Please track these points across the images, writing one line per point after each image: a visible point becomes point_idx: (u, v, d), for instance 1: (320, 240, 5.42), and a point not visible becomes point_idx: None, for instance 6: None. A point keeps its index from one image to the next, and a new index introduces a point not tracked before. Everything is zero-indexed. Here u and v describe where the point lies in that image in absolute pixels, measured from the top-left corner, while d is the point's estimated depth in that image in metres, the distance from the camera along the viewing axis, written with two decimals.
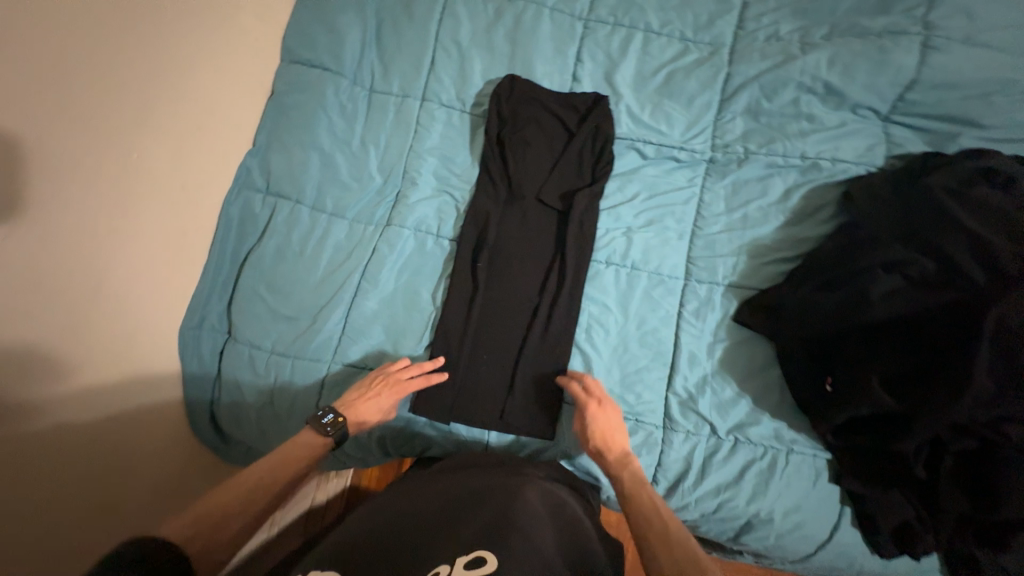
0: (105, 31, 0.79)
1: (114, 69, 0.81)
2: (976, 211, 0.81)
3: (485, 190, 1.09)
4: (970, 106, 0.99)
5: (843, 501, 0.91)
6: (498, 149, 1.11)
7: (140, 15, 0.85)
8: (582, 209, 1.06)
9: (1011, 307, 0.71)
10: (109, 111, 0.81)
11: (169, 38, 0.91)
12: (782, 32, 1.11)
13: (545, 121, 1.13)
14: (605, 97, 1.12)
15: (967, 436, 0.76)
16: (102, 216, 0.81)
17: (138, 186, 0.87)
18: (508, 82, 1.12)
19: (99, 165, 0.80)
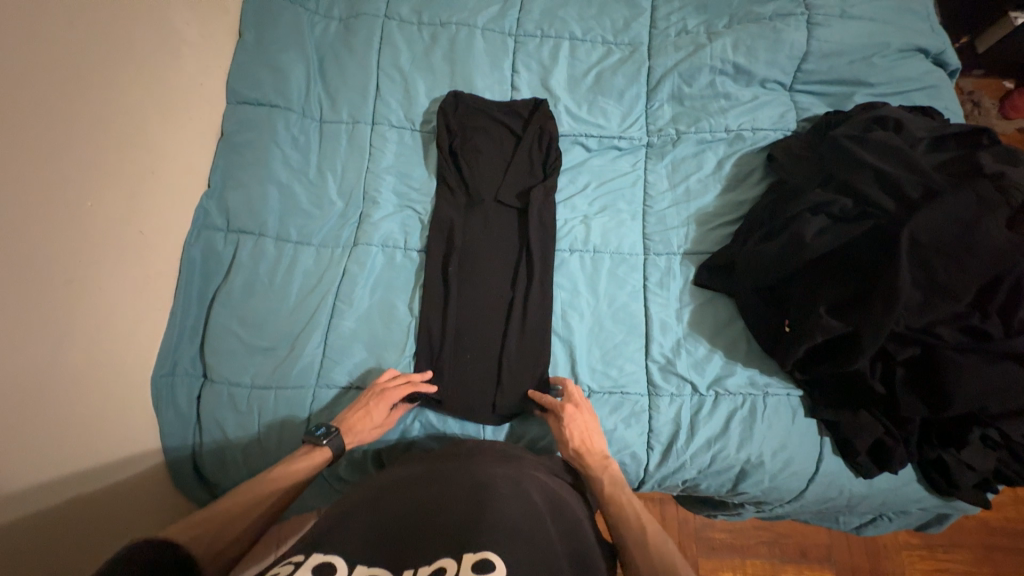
0: (57, 82, 0.80)
1: (64, 120, 0.81)
2: (876, 151, 0.93)
3: (445, 200, 1.13)
4: (857, 69, 1.14)
5: (822, 432, 0.97)
6: (452, 160, 1.16)
7: (91, 65, 0.86)
8: (540, 204, 1.13)
9: (918, 223, 0.81)
10: (65, 159, 0.80)
11: (118, 85, 0.92)
12: (690, 26, 1.24)
13: (492, 129, 1.20)
14: (544, 101, 1.21)
15: (909, 344, 0.85)
16: (63, 268, 0.79)
17: (97, 234, 0.85)
18: (452, 98, 1.19)
19: (59, 213, 0.79)
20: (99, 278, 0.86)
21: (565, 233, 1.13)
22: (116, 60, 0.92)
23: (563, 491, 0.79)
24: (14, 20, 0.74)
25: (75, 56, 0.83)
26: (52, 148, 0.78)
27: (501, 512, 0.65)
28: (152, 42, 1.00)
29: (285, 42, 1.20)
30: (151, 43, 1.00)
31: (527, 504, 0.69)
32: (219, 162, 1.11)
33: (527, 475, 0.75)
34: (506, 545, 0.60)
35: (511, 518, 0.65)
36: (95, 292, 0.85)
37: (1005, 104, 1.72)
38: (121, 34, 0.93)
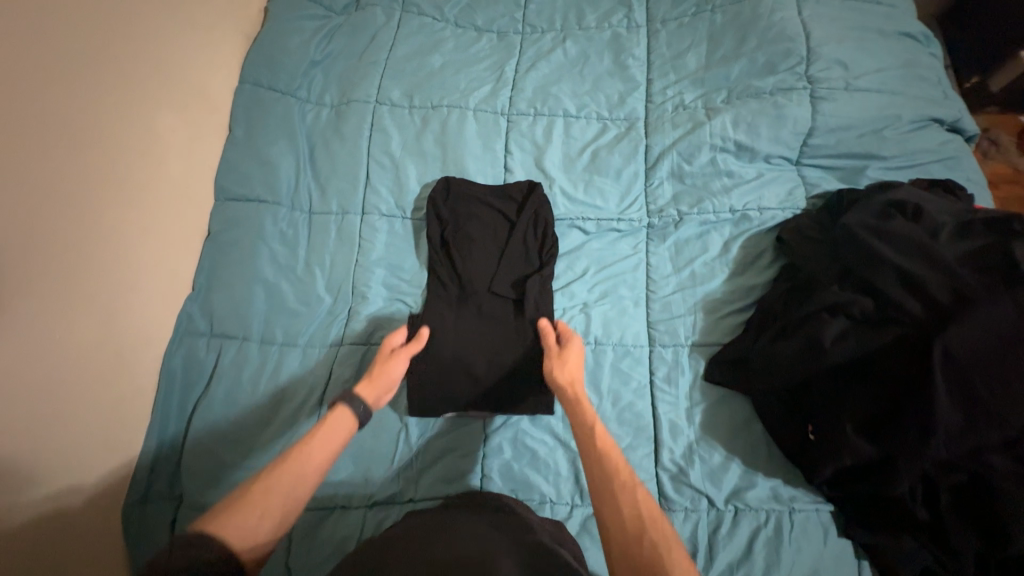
0: (36, 219, 0.79)
1: (33, 251, 0.78)
2: (897, 245, 0.85)
3: (437, 293, 1.08)
4: (867, 142, 1.08)
5: (859, 554, 0.85)
6: (444, 251, 1.12)
7: (74, 192, 0.86)
8: (536, 294, 1.06)
9: (954, 338, 0.73)
10: (36, 295, 0.78)
11: (103, 205, 0.91)
12: (687, 100, 1.19)
13: (485, 215, 1.15)
14: (539, 183, 1.17)
15: (955, 470, 0.76)
16: (21, 407, 0.76)
17: (67, 362, 0.83)
18: (441, 185, 1.16)
19: (29, 351, 0.77)
20: (62, 408, 0.82)
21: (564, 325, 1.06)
22: (97, 179, 0.90)
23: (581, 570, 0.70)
24: None
25: (51, 184, 0.82)
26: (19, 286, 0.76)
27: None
28: (140, 152, 0.99)
29: (275, 133, 1.19)
30: (138, 153, 0.99)
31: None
32: (205, 263, 1.08)
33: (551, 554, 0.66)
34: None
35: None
36: (56, 424, 0.81)
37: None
38: (105, 151, 0.92)
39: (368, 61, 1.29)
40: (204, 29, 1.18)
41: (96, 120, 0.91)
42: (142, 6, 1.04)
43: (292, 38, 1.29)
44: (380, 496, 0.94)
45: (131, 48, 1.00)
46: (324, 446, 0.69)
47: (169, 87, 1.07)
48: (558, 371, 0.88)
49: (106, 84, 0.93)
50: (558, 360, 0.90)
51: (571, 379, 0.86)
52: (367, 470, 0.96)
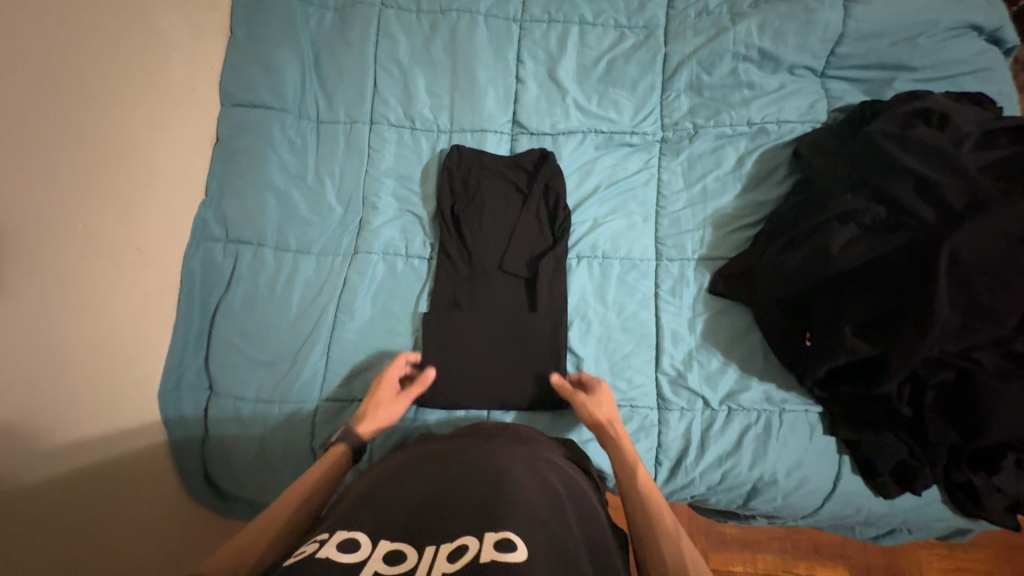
0: (56, 113, 0.79)
1: (51, 142, 0.79)
2: (918, 153, 0.84)
3: (449, 237, 1.06)
4: (899, 51, 1.03)
5: (841, 450, 0.93)
6: (454, 227, 1.08)
7: (87, 92, 0.85)
8: (550, 274, 1.04)
9: (962, 239, 0.74)
10: (63, 189, 0.80)
11: (115, 106, 0.90)
12: (712, 5, 1.12)
13: (497, 188, 1.10)
14: (552, 153, 1.10)
15: (943, 367, 0.79)
16: (60, 295, 0.79)
17: (98, 258, 0.86)
18: (454, 154, 1.10)
19: (63, 243, 0.80)
20: (95, 300, 0.86)
21: (575, 237, 1.08)
22: (103, 73, 0.88)
23: (581, 483, 0.75)
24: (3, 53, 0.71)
25: (66, 76, 0.81)
26: (43, 177, 0.77)
27: (520, 496, 0.63)
28: (140, 48, 0.96)
29: (277, 37, 1.14)
30: (138, 50, 0.96)
31: (546, 491, 0.66)
32: (215, 171, 1.08)
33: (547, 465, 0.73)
34: (526, 533, 0.57)
35: (530, 505, 0.62)
36: (94, 313, 0.85)
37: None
38: (106, 45, 0.89)
39: None
40: None
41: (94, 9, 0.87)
42: None
43: None
44: None
45: None
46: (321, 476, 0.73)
47: None
48: (592, 409, 0.87)
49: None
50: (591, 399, 0.88)
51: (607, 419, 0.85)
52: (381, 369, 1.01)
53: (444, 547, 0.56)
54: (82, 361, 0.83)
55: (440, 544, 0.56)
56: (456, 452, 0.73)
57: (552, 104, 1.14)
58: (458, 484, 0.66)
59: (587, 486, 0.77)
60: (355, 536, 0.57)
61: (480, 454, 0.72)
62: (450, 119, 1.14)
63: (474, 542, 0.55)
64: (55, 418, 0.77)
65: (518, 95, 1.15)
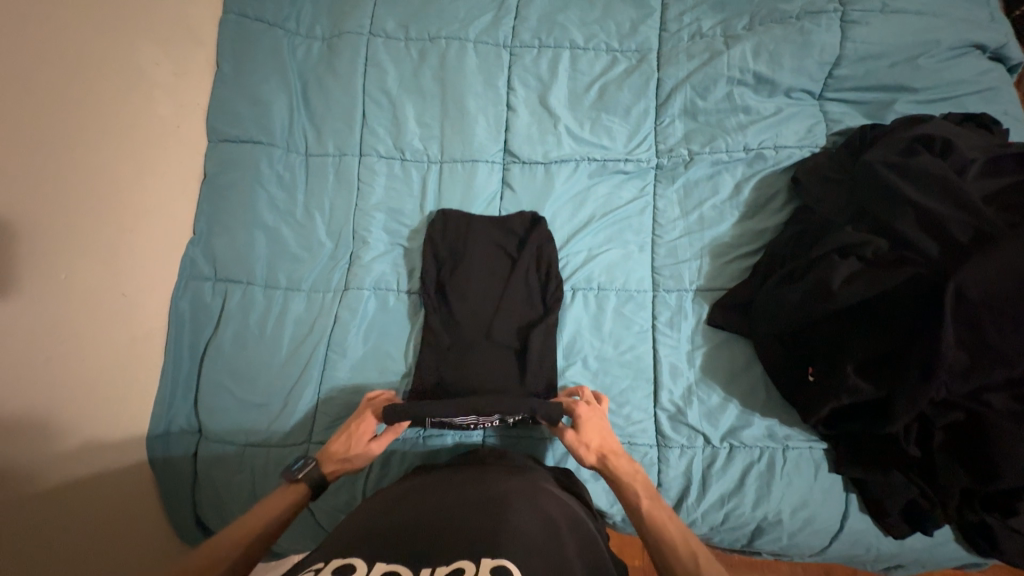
0: (40, 160, 0.79)
1: (32, 194, 0.77)
2: (921, 183, 0.80)
3: (433, 305, 1.03)
4: (899, 72, 1.00)
5: (847, 487, 0.90)
6: (439, 293, 1.04)
7: (72, 135, 0.84)
8: (540, 347, 0.99)
9: (971, 276, 0.70)
10: (48, 235, 0.80)
11: (100, 147, 0.89)
12: (705, 28, 1.10)
13: (487, 252, 1.07)
14: (542, 216, 1.07)
15: (952, 409, 0.76)
16: (39, 350, 0.78)
17: (83, 303, 0.85)
18: (440, 218, 1.07)
19: (48, 290, 0.79)
20: (81, 350, 0.85)
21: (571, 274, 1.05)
22: (88, 116, 0.87)
23: (578, 509, 0.73)
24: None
25: (52, 123, 0.81)
26: (25, 230, 0.76)
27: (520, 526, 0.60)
28: (125, 90, 0.95)
29: (265, 70, 1.13)
30: (124, 92, 0.95)
31: (543, 520, 0.63)
32: (203, 208, 1.07)
33: (539, 485, 0.71)
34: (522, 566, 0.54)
35: (529, 537, 0.59)
36: (78, 365, 0.84)
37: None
38: (91, 90, 0.88)
39: None
40: None
41: (76, 56, 0.86)
42: None
43: None
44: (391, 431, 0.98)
45: None
46: (282, 505, 0.74)
47: (149, 21, 1.01)
48: (584, 450, 0.82)
49: (83, 17, 0.88)
50: (585, 417, 0.84)
51: (602, 450, 0.82)
52: None
53: (439, 570, 0.54)
54: (68, 413, 0.82)
55: (437, 566, 0.54)
56: (455, 483, 0.71)
57: (544, 131, 1.12)
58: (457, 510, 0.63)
59: (584, 513, 0.73)
60: (351, 561, 0.55)
61: (479, 484, 0.70)
62: (441, 150, 1.12)
63: (471, 566, 0.53)
64: (36, 477, 0.76)
65: (509, 123, 1.13)
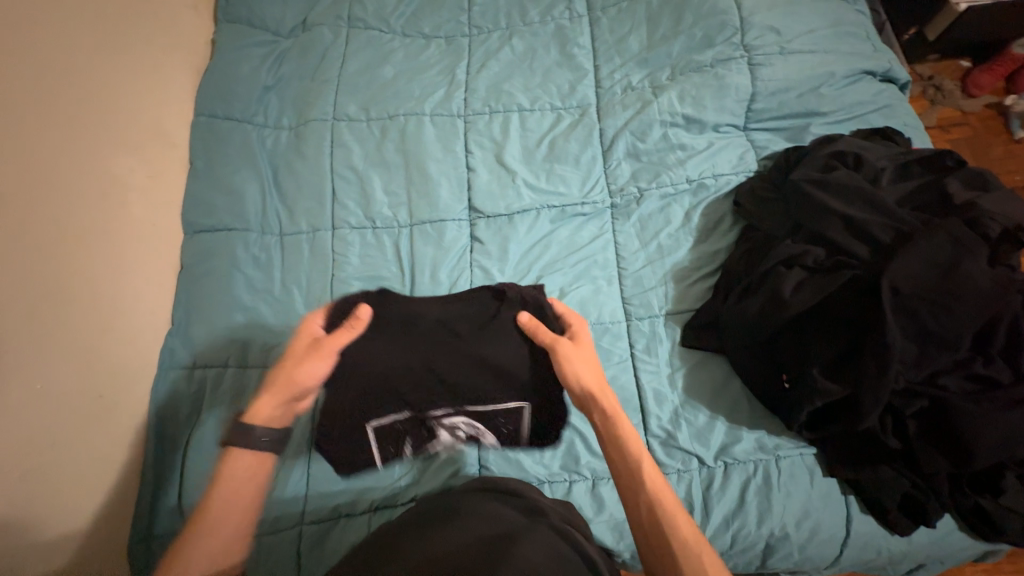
0: (47, 272, 0.88)
1: (35, 304, 0.85)
2: (841, 195, 0.92)
3: None
4: (807, 101, 1.13)
5: (845, 491, 0.90)
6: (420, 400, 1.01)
7: (67, 248, 0.92)
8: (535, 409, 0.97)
9: (897, 274, 0.82)
10: (50, 340, 0.86)
11: (93, 253, 0.97)
12: (634, 82, 1.24)
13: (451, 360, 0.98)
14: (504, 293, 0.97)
15: (918, 398, 0.82)
16: (29, 452, 0.80)
17: (69, 406, 0.88)
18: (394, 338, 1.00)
19: (42, 390, 0.83)
20: (56, 457, 0.84)
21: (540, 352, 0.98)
22: (80, 228, 0.95)
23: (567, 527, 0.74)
24: (14, 241, 0.83)
25: (51, 238, 0.90)
26: (31, 335, 0.83)
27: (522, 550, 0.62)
28: (103, 196, 1.01)
29: (237, 162, 1.21)
30: (104, 201, 1.01)
31: (549, 545, 0.66)
32: (180, 299, 1.10)
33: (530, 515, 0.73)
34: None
35: (534, 560, 0.62)
36: (59, 460, 0.85)
37: (965, 81, 1.65)
38: (80, 202, 0.96)
39: (321, 79, 1.31)
40: (152, 60, 1.19)
41: (71, 176, 0.95)
42: (88, 49, 1.04)
43: (242, 66, 1.31)
44: (380, 501, 0.96)
45: (98, 100, 1.04)
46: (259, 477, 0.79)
47: (126, 130, 1.09)
48: (571, 364, 0.84)
49: (62, 141, 0.95)
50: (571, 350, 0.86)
51: (596, 387, 0.82)
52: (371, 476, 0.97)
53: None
54: (45, 521, 0.82)
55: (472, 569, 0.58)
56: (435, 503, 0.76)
57: (503, 186, 1.20)
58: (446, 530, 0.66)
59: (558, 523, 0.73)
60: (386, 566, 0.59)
61: (443, 529, 0.67)
62: (409, 214, 1.19)
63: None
64: None
65: (470, 183, 1.21)
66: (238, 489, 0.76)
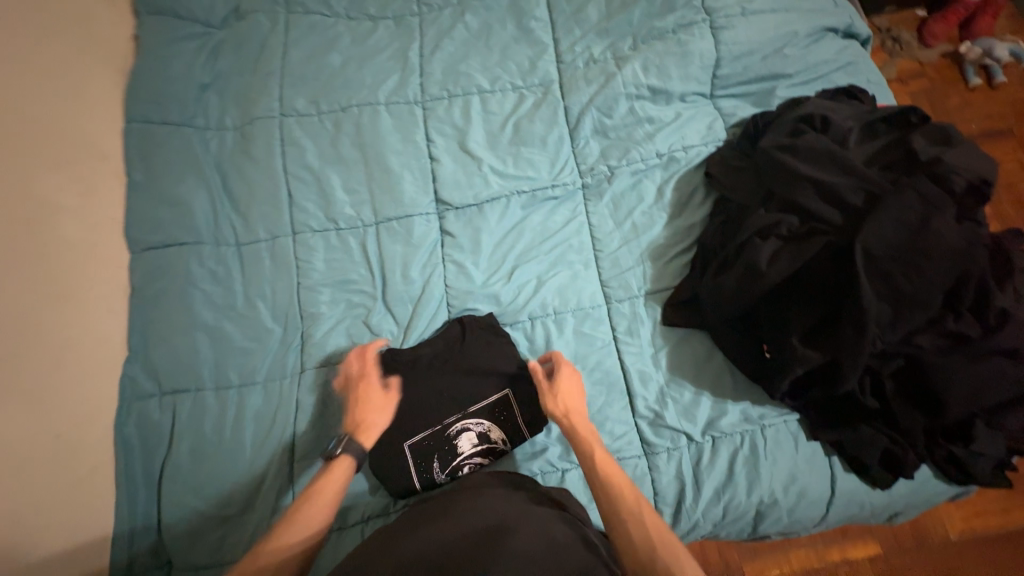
0: None
1: None
2: (811, 160, 0.91)
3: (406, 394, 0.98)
4: (772, 63, 1.11)
5: (828, 451, 0.93)
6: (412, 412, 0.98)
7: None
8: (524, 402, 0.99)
9: (869, 237, 0.82)
10: None
11: (30, 285, 0.89)
12: (596, 54, 1.19)
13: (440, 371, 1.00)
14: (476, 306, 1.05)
15: (893, 357, 0.83)
16: None
17: (25, 452, 0.82)
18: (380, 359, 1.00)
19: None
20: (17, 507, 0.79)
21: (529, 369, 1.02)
22: (10, 258, 0.87)
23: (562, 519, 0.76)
24: None
25: None
26: None
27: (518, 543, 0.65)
28: (32, 221, 0.92)
29: (180, 171, 1.12)
30: (34, 226, 0.92)
31: (543, 535, 0.68)
32: (134, 323, 1.03)
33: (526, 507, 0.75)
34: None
35: (530, 553, 0.64)
36: (21, 509, 0.79)
37: (922, 32, 1.65)
38: (6, 230, 0.87)
39: (263, 73, 1.21)
40: (68, 64, 1.07)
41: None
42: None
43: (172, 63, 1.20)
44: (373, 511, 0.94)
45: (11, 114, 0.93)
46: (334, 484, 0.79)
47: (49, 146, 0.99)
48: (554, 402, 0.88)
49: None
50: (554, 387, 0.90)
51: (567, 409, 0.87)
52: (360, 487, 0.95)
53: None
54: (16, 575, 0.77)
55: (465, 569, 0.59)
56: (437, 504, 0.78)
57: (470, 175, 1.14)
58: (444, 527, 0.68)
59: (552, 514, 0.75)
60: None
61: (448, 518, 0.70)
62: (373, 211, 1.13)
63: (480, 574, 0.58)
64: None
65: (435, 173, 1.15)
66: (318, 493, 0.77)
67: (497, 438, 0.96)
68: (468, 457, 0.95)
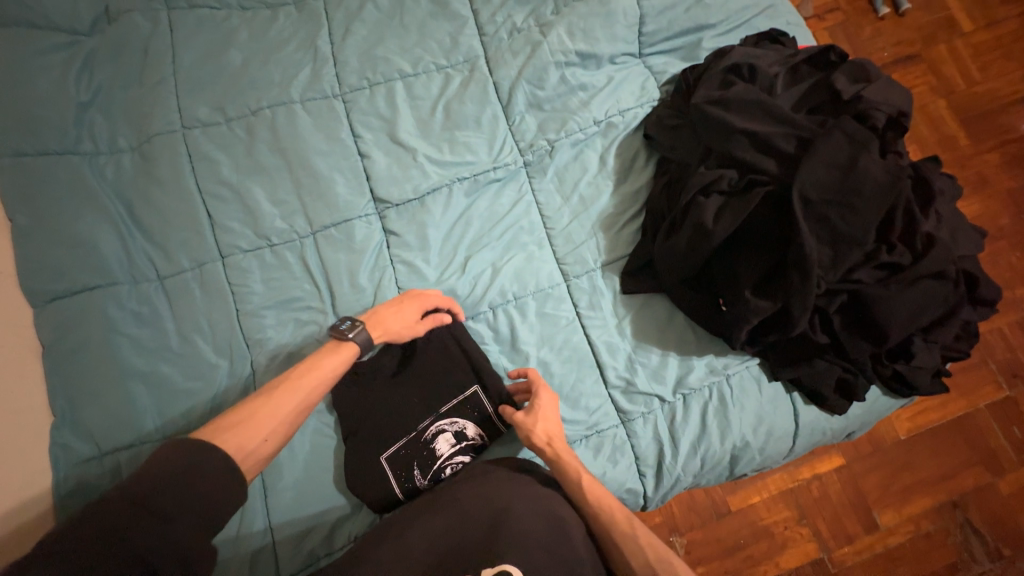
0: None
1: None
2: (743, 111, 0.92)
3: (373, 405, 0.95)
4: (695, 15, 1.09)
5: (789, 389, 0.98)
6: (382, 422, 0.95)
7: None
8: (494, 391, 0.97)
9: (804, 183, 0.84)
10: None
11: None
12: (519, 23, 1.13)
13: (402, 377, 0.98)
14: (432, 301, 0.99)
15: (838, 294, 0.87)
16: None
17: None
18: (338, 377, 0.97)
19: None
20: None
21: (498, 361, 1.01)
22: None
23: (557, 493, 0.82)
24: None
25: None
26: None
27: (516, 527, 0.72)
28: None
29: (74, 206, 0.99)
30: None
31: (545, 513, 0.76)
32: (55, 385, 0.93)
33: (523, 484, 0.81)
34: (522, 568, 0.67)
35: (528, 532, 0.72)
36: None
37: None
38: None
39: (153, 82, 1.08)
40: None
41: None
42: None
43: (39, 84, 1.04)
44: (360, 529, 0.91)
45: None
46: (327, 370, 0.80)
47: None
48: (533, 432, 0.87)
49: None
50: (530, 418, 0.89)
51: (549, 436, 0.87)
52: (343, 507, 0.92)
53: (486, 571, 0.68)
54: None
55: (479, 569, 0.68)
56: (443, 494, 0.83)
57: (405, 167, 1.08)
58: (452, 523, 0.75)
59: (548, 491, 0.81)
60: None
61: (450, 510, 0.78)
62: (308, 220, 1.04)
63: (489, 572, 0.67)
64: None
65: (368, 170, 1.07)
66: (296, 382, 0.75)
67: (475, 434, 0.95)
68: (449, 458, 0.93)
